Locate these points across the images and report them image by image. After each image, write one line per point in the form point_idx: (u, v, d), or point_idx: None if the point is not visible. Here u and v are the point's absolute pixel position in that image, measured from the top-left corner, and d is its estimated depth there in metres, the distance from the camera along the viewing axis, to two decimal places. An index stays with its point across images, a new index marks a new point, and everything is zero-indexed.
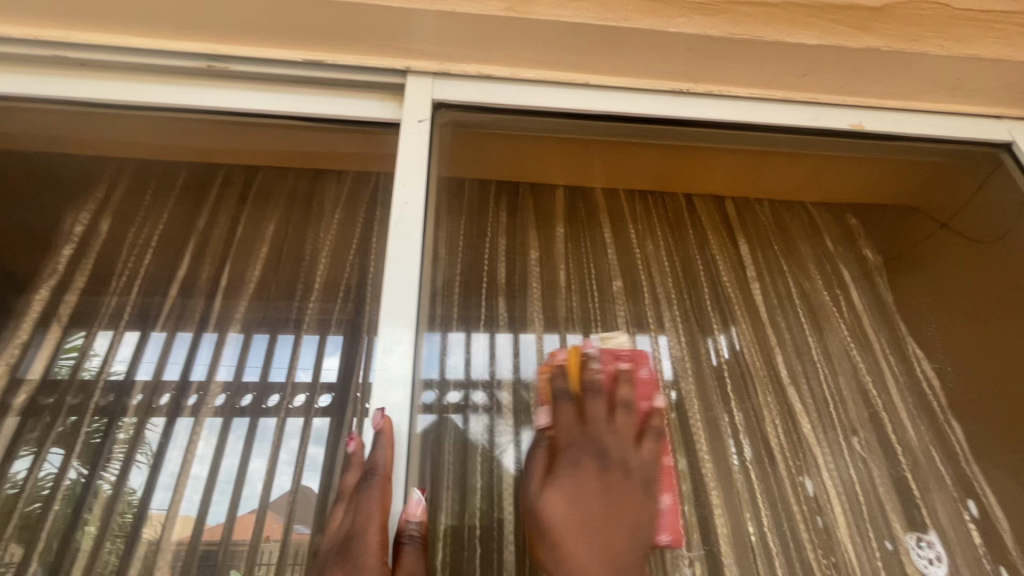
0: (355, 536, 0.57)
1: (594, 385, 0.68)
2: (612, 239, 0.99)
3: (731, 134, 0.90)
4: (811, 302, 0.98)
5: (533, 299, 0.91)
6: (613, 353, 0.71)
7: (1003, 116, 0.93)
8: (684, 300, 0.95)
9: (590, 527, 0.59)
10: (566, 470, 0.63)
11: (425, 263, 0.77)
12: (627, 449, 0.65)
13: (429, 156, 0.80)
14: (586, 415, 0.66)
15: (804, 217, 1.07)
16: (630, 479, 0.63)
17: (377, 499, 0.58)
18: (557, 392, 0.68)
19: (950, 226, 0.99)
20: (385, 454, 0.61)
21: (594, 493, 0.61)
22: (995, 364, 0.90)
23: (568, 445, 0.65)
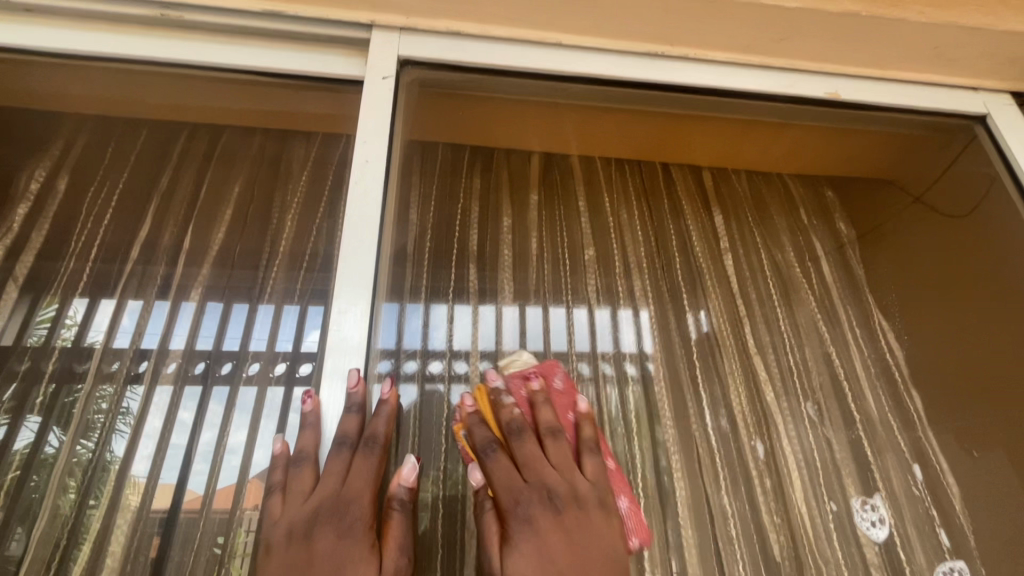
0: (352, 503, 0.55)
1: (513, 426, 0.61)
2: (586, 208, 0.98)
3: (704, 100, 0.89)
4: (781, 274, 0.98)
5: (503, 270, 0.91)
6: (519, 377, 0.67)
7: (982, 88, 0.89)
8: (656, 269, 0.94)
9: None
10: (519, 530, 0.55)
11: (388, 225, 0.74)
12: (569, 478, 0.59)
13: (392, 114, 0.77)
14: (520, 460, 0.59)
15: (780, 188, 1.07)
16: (588, 511, 0.57)
17: (376, 465, 0.58)
18: (479, 446, 0.61)
19: (924, 201, 0.98)
20: (385, 421, 0.62)
21: (556, 541, 0.54)
22: (963, 331, 0.91)
23: (514, 502, 0.56)
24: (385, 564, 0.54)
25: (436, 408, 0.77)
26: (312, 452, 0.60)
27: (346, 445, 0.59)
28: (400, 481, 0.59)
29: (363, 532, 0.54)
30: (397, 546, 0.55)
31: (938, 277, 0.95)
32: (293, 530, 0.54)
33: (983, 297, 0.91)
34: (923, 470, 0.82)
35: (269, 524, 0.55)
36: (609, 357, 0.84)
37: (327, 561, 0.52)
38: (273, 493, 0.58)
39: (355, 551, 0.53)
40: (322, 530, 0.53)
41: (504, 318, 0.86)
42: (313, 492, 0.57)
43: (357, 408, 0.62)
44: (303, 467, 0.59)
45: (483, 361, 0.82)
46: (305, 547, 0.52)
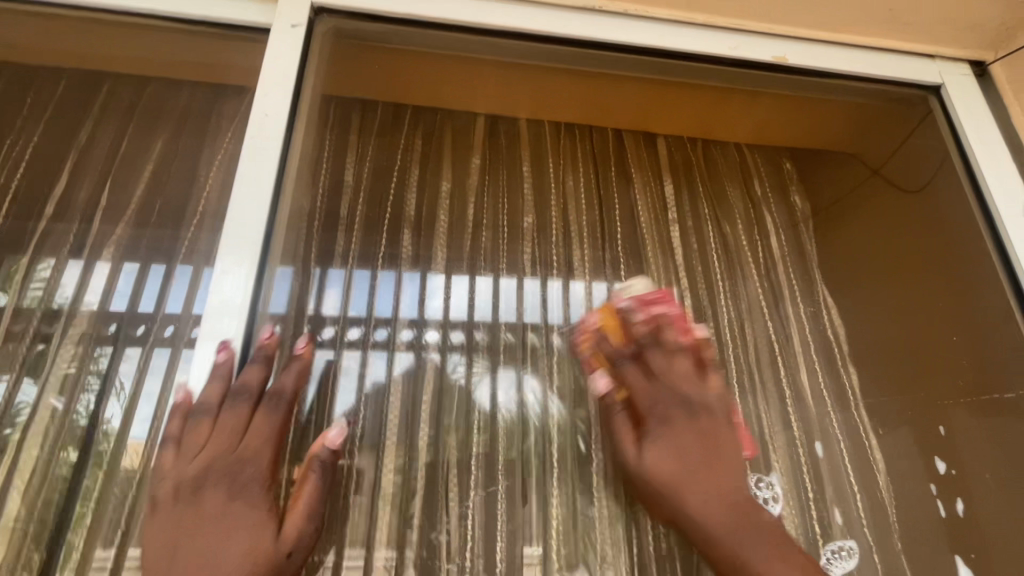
0: (249, 463, 0.55)
1: (648, 339, 0.69)
2: (530, 171, 0.95)
3: (641, 61, 0.83)
4: (729, 248, 0.95)
5: (438, 236, 0.88)
6: (643, 300, 0.72)
7: (938, 56, 0.83)
8: (596, 237, 0.92)
9: (701, 471, 0.62)
10: (657, 426, 0.65)
11: (290, 183, 0.69)
12: (700, 388, 0.67)
13: (301, 64, 0.73)
14: (653, 370, 0.68)
15: (735, 158, 1.03)
16: (718, 418, 0.66)
17: (279, 420, 0.58)
18: (613, 355, 0.70)
19: (881, 174, 0.94)
20: (293, 378, 0.61)
21: (693, 441, 0.64)
22: (908, 310, 0.88)
23: (650, 405, 0.66)
24: (285, 527, 0.54)
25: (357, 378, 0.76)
26: (214, 404, 0.58)
27: (245, 400, 0.58)
28: (324, 443, 0.61)
29: (260, 492, 0.54)
30: (303, 514, 0.56)
31: (877, 261, 0.93)
32: (182, 488, 0.53)
33: (924, 274, 0.87)
34: (853, 448, 0.82)
35: (159, 479, 0.54)
36: (539, 328, 0.83)
37: (216, 516, 0.52)
38: (166, 446, 0.56)
39: (248, 511, 0.53)
40: (213, 485, 0.53)
41: (437, 284, 0.84)
42: (206, 444, 0.56)
43: (262, 360, 0.61)
44: (201, 420, 0.57)
45: (410, 330, 0.81)
46: (194, 503, 0.52)
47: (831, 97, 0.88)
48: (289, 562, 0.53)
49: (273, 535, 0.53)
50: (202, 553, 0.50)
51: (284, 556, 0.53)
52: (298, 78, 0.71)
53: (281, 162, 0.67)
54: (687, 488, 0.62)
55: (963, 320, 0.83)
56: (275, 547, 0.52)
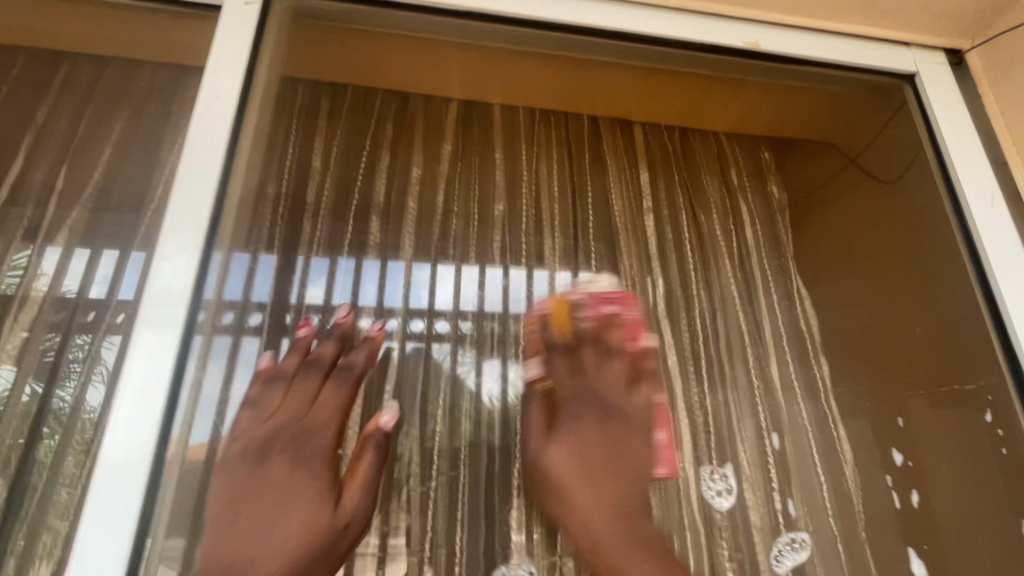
0: (313, 434, 0.62)
1: (587, 337, 0.69)
2: (502, 157, 0.93)
3: (610, 45, 0.81)
4: (703, 239, 0.94)
5: (407, 224, 0.87)
6: (601, 298, 0.72)
7: (913, 43, 0.82)
8: (567, 226, 0.90)
9: (599, 478, 0.63)
10: (566, 424, 0.65)
11: (242, 168, 0.67)
12: (624, 397, 0.67)
13: (254, 43, 0.70)
14: (582, 367, 0.68)
15: (713, 146, 1.02)
16: (633, 427, 0.66)
17: (346, 393, 0.66)
18: (548, 344, 0.71)
19: (857, 164, 0.93)
20: (364, 356, 0.69)
21: (596, 444, 0.64)
22: (889, 315, 0.85)
23: (569, 400, 0.67)
24: (343, 500, 0.60)
25: None
26: (289, 373, 0.66)
27: (318, 370, 0.67)
28: (376, 425, 0.65)
29: (323, 463, 0.60)
30: (360, 484, 0.61)
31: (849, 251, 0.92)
32: (249, 448, 0.60)
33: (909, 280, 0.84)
34: (821, 436, 0.82)
35: (234, 436, 0.62)
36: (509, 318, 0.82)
37: (279, 482, 0.58)
38: (245, 408, 0.64)
39: (309, 481, 0.59)
40: (279, 453, 0.60)
41: (403, 273, 0.83)
42: (280, 408, 0.63)
43: (336, 337, 0.70)
44: (277, 387, 0.65)
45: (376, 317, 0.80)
46: (257, 467, 0.59)
47: (806, 84, 0.86)
48: (346, 532, 0.58)
49: (330, 508, 0.58)
50: (264, 516, 0.55)
51: (341, 526, 0.58)
52: (250, 58, 0.69)
53: (232, 144, 0.65)
54: (579, 488, 0.62)
55: (924, 315, 0.81)
56: (331, 520, 0.57)
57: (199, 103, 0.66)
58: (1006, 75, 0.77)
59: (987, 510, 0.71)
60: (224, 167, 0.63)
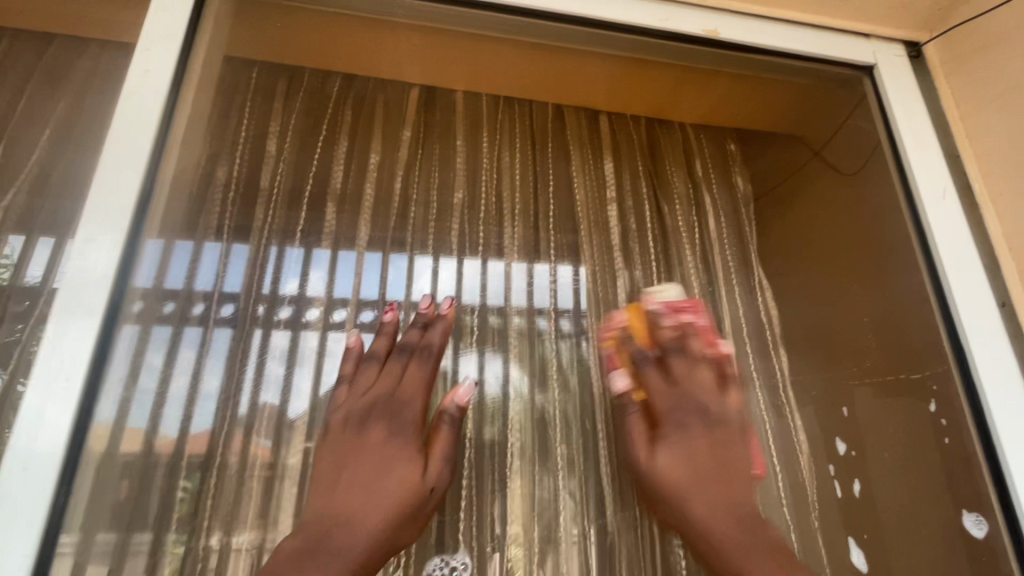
0: (405, 406, 0.64)
1: (672, 344, 0.71)
2: (463, 145, 0.92)
3: (567, 30, 0.80)
4: (665, 229, 0.94)
5: (364, 211, 0.85)
6: (675, 307, 0.75)
7: (873, 35, 0.81)
8: (528, 215, 0.89)
9: (715, 483, 0.60)
10: (672, 432, 0.64)
11: (174, 149, 0.64)
12: (720, 401, 0.67)
13: (191, 19, 0.67)
14: (675, 375, 0.68)
15: (679, 136, 1.02)
16: (734, 427, 0.65)
17: (430, 372, 0.67)
18: (636, 358, 0.71)
19: (822, 155, 0.91)
20: (440, 334, 0.70)
21: (706, 449, 0.63)
22: (851, 306, 0.83)
23: (670, 409, 0.66)
24: (429, 467, 0.61)
25: (271, 356, 0.74)
26: (380, 353, 0.69)
27: (407, 352, 0.68)
28: (453, 398, 0.66)
29: (412, 433, 0.63)
30: (440, 454, 0.63)
31: (803, 242, 0.92)
32: (349, 419, 0.63)
33: (864, 274, 0.82)
34: (778, 432, 0.80)
35: (335, 408, 0.65)
36: (467, 307, 0.81)
37: (377, 446, 0.60)
38: (343, 383, 0.67)
39: (403, 447, 0.61)
40: (376, 420, 0.62)
41: (358, 262, 0.82)
42: (375, 383, 0.66)
43: (420, 325, 0.71)
44: (371, 364, 0.68)
45: (329, 307, 0.78)
46: (359, 436, 0.61)
47: (768, 75, 0.85)
48: (431, 496, 0.60)
49: (421, 472, 0.60)
50: (366, 476, 0.58)
51: (428, 489, 0.60)
52: (186, 36, 0.66)
53: (164, 126, 0.63)
54: (693, 496, 0.60)
55: (875, 305, 0.79)
56: (421, 482, 0.59)
57: (128, 80, 0.63)
58: (963, 68, 0.77)
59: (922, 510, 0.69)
60: (151, 149, 0.61)
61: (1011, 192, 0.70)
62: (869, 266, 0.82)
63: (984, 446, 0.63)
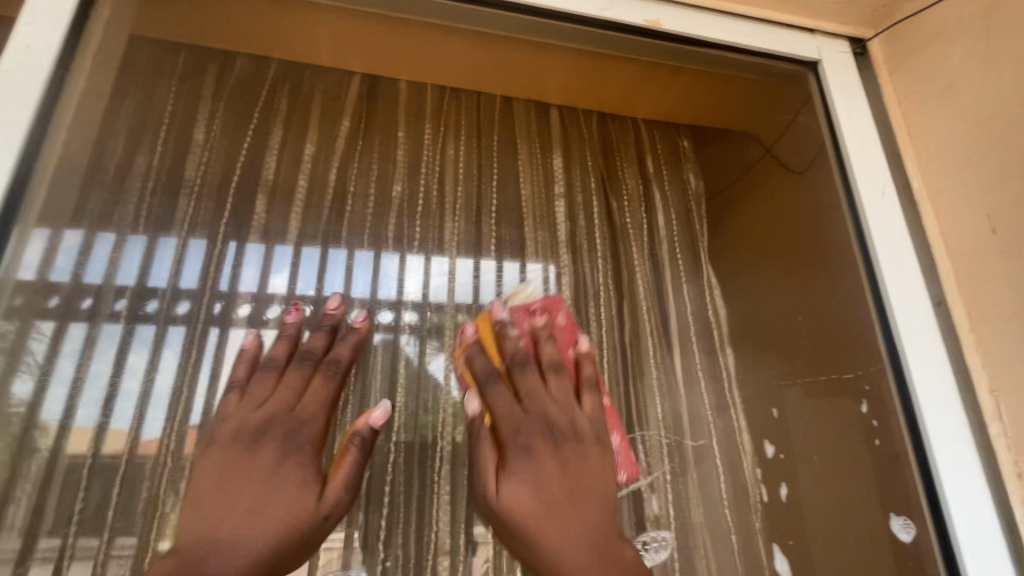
0: (305, 424, 0.62)
1: (518, 358, 0.70)
2: (405, 137, 0.88)
3: (503, 18, 0.77)
4: (612, 224, 0.92)
5: (295, 205, 0.81)
6: (525, 309, 0.77)
7: (819, 31, 0.80)
8: (470, 210, 0.86)
9: (559, 508, 0.60)
10: (519, 459, 0.63)
11: (55, 131, 0.60)
12: (569, 412, 0.67)
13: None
14: (523, 391, 0.68)
15: (631, 133, 1.00)
16: (585, 441, 0.65)
17: (333, 388, 0.66)
18: (481, 374, 0.69)
19: (773, 152, 0.89)
20: (350, 347, 0.69)
21: (553, 468, 0.62)
22: (797, 299, 0.81)
23: (515, 433, 0.64)
24: (326, 492, 0.60)
25: (187, 355, 0.70)
26: (280, 361, 0.67)
27: (310, 361, 0.67)
28: (367, 421, 0.65)
29: (310, 454, 0.61)
30: (342, 482, 0.61)
31: (746, 242, 0.92)
32: (242, 432, 0.60)
33: (807, 269, 0.81)
34: (722, 436, 0.81)
35: (222, 416, 0.62)
36: (403, 305, 0.78)
37: (266, 469, 0.58)
38: (234, 391, 0.65)
39: (297, 471, 0.59)
40: (270, 438, 0.60)
41: (288, 256, 0.78)
42: (271, 396, 0.64)
43: (328, 326, 0.70)
44: (268, 374, 0.66)
45: (254, 305, 0.74)
46: (250, 453, 0.59)
47: (713, 68, 0.83)
48: (324, 523, 0.59)
49: (314, 497, 0.59)
50: (249, 497, 0.56)
51: (321, 517, 0.58)
52: (77, 10, 0.62)
53: (45, 109, 0.58)
54: (549, 526, 0.59)
55: (811, 305, 0.79)
56: (314, 510, 0.58)
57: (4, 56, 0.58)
58: (904, 66, 0.76)
59: (852, 517, 0.68)
60: (26, 133, 0.56)
61: (951, 190, 0.68)
62: (810, 258, 0.81)
63: (913, 447, 0.62)
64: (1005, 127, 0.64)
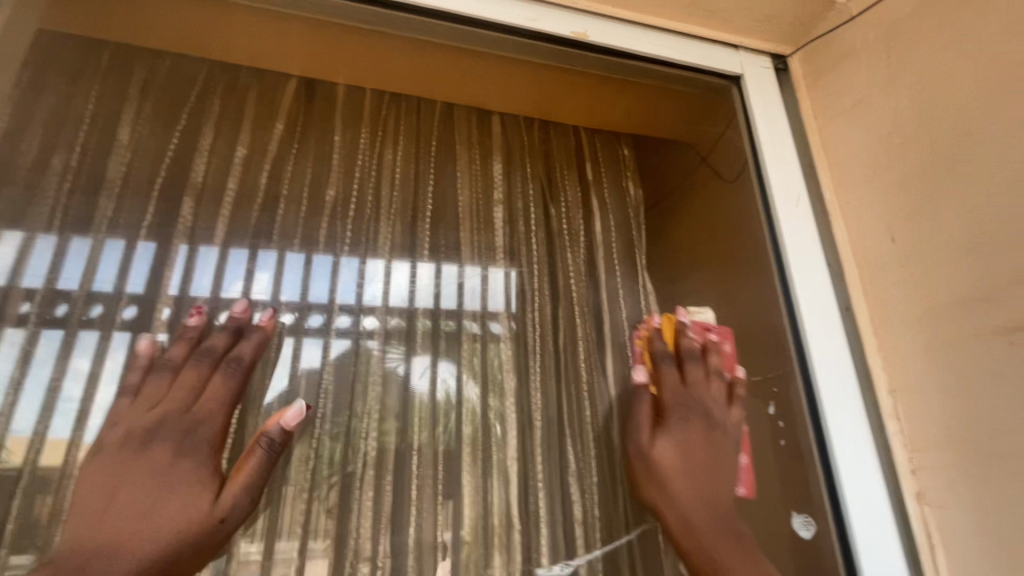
0: (200, 424, 0.63)
1: (692, 353, 0.76)
2: (340, 140, 0.88)
3: (435, 25, 0.78)
4: (551, 230, 0.93)
5: (223, 206, 0.79)
6: (703, 325, 0.80)
7: (743, 46, 0.83)
8: (406, 215, 0.86)
9: (700, 469, 0.68)
10: (675, 425, 0.70)
11: None
12: (723, 410, 0.72)
13: None
14: (687, 378, 0.74)
15: (571, 141, 1.01)
16: (730, 437, 0.71)
17: (235, 385, 0.67)
18: (658, 353, 0.76)
19: (709, 162, 0.92)
20: (253, 346, 0.70)
21: (700, 443, 0.70)
22: (721, 304, 0.83)
23: (677, 404, 0.72)
24: (222, 495, 0.60)
25: (99, 362, 0.67)
26: (177, 361, 0.67)
27: (208, 360, 0.67)
28: (280, 422, 0.66)
29: (206, 454, 0.62)
30: (242, 483, 0.62)
31: (679, 250, 0.94)
32: (132, 436, 0.61)
33: (737, 277, 0.83)
34: None
35: (113, 421, 0.62)
36: (333, 311, 0.77)
37: (157, 472, 0.59)
38: (126, 395, 0.64)
39: (191, 470, 0.60)
40: (162, 439, 0.61)
41: (213, 260, 0.76)
42: (165, 397, 0.64)
43: (232, 328, 0.71)
44: (163, 374, 0.65)
45: (173, 308, 0.72)
46: (140, 455, 0.59)
47: (645, 78, 0.86)
48: (220, 525, 0.60)
49: (209, 498, 0.60)
50: (140, 502, 0.57)
51: (217, 518, 0.59)
52: None
53: None
54: (682, 479, 0.67)
55: (733, 309, 0.81)
56: (208, 512, 0.59)
57: None
58: (820, 83, 0.80)
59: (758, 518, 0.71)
60: None
61: (857, 201, 0.72)
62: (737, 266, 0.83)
63: (817, 447, 0.65)
64: (903, 143, 0.68)
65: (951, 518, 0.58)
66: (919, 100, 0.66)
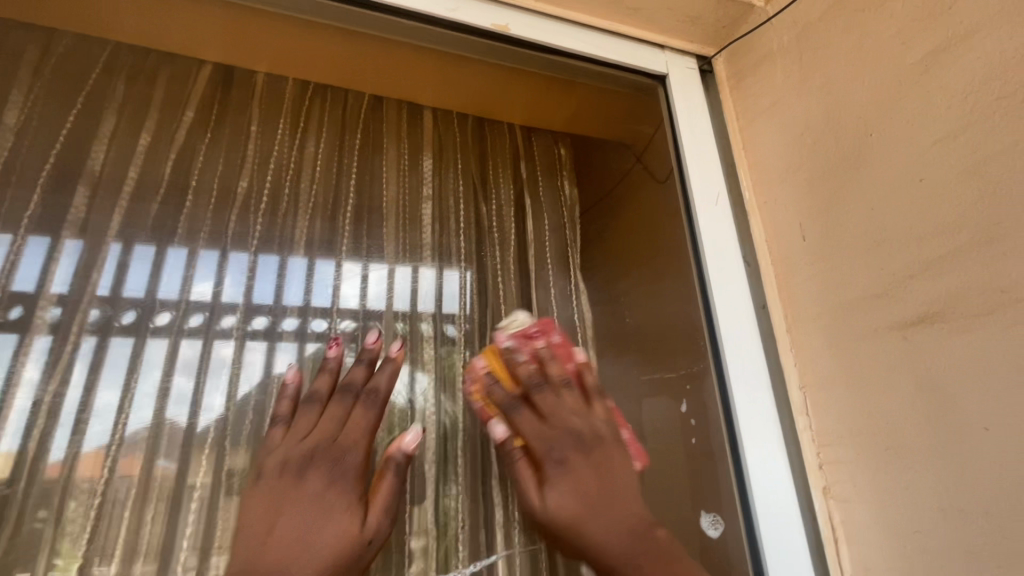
0: (348, 452, 0.61)
1: (533, 381, 0.64)
2: (257, 130, 0.84)
3: (352, 13, 0.74)
4: (479, 227, 0.90)
5: (122, 199, 0.74)
6: (524, 334, 0.68)
7: (667, 46, 0.84)
8: (325, 210, 0.83)
9: (602, 505, 0.58)
10: (555, 470, 0.60)
11: None
12: (587, 418, 0.63)
13: None
14: (542, 411, 0.63)
15: (507, 138, 0.99)
16: (608, 443, 0.62)
17: (374, 415, 0.64)
18: (502, 403, 0.64)
19: (643, 161, 0.90)
20: (388, 376, 0.68)
21: (591, 476, 0.59)
22: (648, 306, 0.84)
23: (546, 449, 0.61)
24: (369, 516, 0.58)
25: None
26: (324, 393, 0.65)
27: (350, 394, 0.65)
28: (400, 446, 0.64)
29: (355, 479, 0.60)
30: (381, 505, 0.60)
31: (612, 249, 0.93)
32: (287, 465, 0.59)
33: (663, 276, 0.83)
34: None
35: (269, 450, 0.61)
36: (240, 310, 0.73)
37: (314, 498, 0.57)
38: (279, 425, 0.63)
39: (340, 497, 0.58)
40: (316, 467, 0.59)
41: (108, 256, 0.71)
42: (316, 429, 0.62)
43: (365, 360, 0.68)
44: (312, 409, 0.64)
45: (60, 308, 0.67)
46: (298, 486, 0.57)
47: (573, 75, 0.85)
48: (368, 549, 0.57)
49: (358, 521, 0.57)
50: (299, 527, 0.54)
51: (366, 540, 0.57)
52: None
53: None
54: (594, 520, 0.57)
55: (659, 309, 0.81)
56: (361, 533, 0.57)
57: None
58: (741, 84, 0.81)
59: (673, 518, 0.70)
60: None
61: (773, 201, 0.73)
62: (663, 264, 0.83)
63: (729, 444, 0.65)
64: (813, 144, 0.69)
65: (852, 510, 0.58)
66: (827, 101, 0.68)
